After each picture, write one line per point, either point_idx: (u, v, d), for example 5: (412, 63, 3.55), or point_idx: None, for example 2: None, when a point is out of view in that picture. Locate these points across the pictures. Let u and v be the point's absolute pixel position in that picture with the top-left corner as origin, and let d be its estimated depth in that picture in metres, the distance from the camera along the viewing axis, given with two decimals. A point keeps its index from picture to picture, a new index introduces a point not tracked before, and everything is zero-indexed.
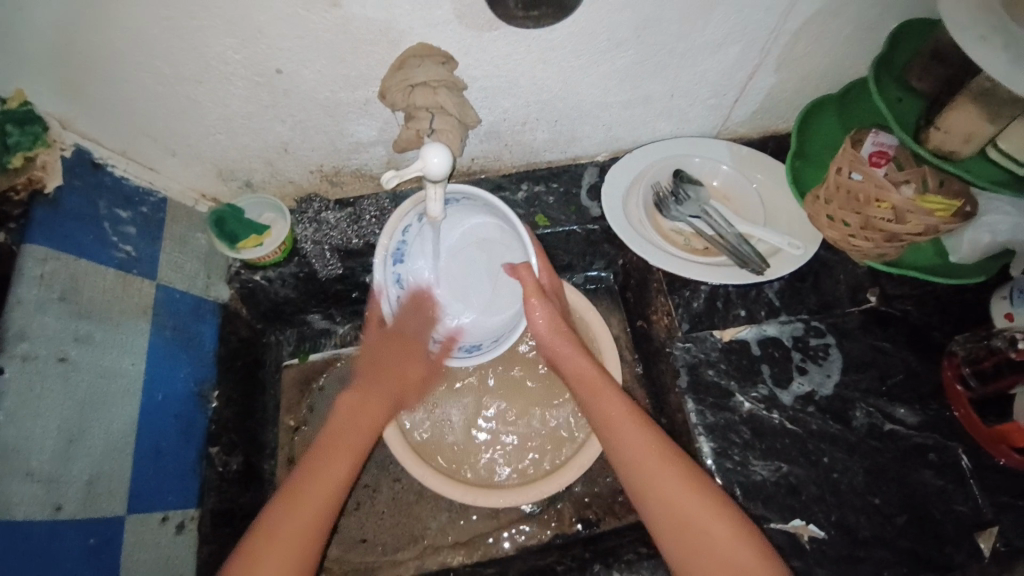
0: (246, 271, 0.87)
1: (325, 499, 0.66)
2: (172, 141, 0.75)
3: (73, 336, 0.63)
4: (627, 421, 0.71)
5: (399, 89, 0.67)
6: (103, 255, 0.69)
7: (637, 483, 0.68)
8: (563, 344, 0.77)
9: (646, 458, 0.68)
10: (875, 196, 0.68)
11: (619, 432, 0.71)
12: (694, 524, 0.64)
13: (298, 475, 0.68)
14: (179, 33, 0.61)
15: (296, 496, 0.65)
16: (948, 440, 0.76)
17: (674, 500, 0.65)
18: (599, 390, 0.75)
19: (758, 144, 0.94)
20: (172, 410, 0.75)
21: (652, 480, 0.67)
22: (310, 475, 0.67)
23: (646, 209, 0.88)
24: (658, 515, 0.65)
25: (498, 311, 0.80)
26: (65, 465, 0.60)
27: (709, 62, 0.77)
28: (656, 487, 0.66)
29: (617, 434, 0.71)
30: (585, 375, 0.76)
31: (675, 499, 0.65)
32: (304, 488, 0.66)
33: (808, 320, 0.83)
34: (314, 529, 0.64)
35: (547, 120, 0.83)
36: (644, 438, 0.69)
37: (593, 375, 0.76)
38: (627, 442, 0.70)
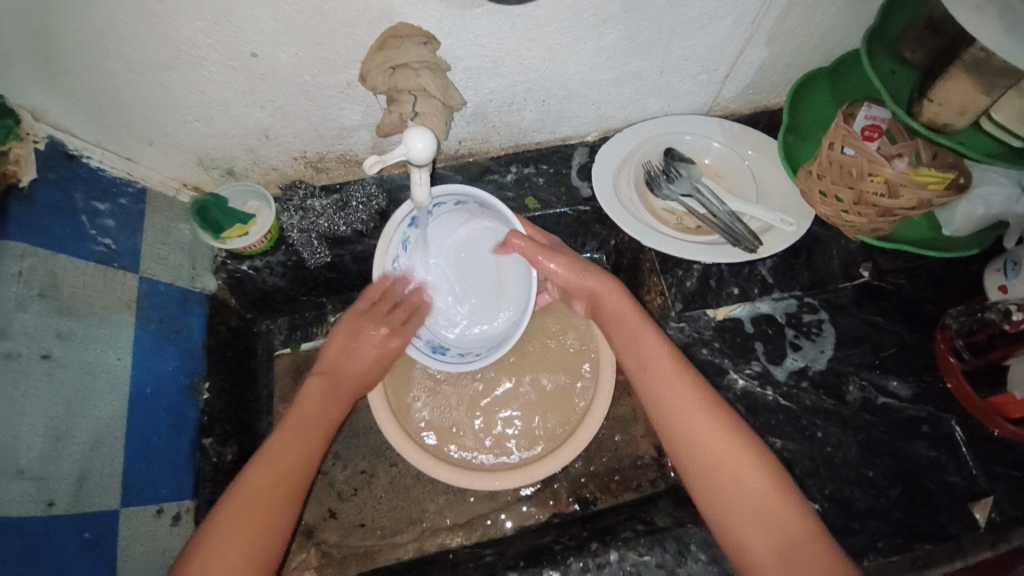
0: (233, 261, 0.86)
1: (288, 469, 0.64)
2: (148, 130, 0.73)
3: (55, 334, 0.62)
4: (667, 367, 0.67)
5: (381, 71, 0.66)
6: (82, 249, 0.67)
7: (678, 432, 0.64)
8: (601, 289, 0.74)
9: (685, 407, 0.64)
10: (868, 170, 0.67)
11: (655, 377, 0.67)
12: (734, 479, 0.61)
13: (263, 453, 0.65)
14: (146, 18, 0.59)
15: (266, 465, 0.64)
16: (941, 411, 0.77)
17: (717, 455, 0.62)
18: (639, 330, 0.71)
19: (751, 119, 0.93)
20: (164, 404, 0.74)
21: (695, 430, 0.63)
22: (278, 444, 0.65)
23: (637, 188, 0.87)
24: (692, 464, 0.63)
25: (503, 308, 0.80)
26: (54, 462, 0.59)
27: (699, 36, 0.75)
28: (699, 441, 0.63)
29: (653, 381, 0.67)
30: (624, 315, 0.73)
31: (720, 454, 0.62)
32: (280, 459, 0.65)
33: (801, 296, 0.82)
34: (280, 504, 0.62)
35: (535, 100, 0.81)
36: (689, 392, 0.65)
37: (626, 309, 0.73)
38: (672, 395, 0.66)
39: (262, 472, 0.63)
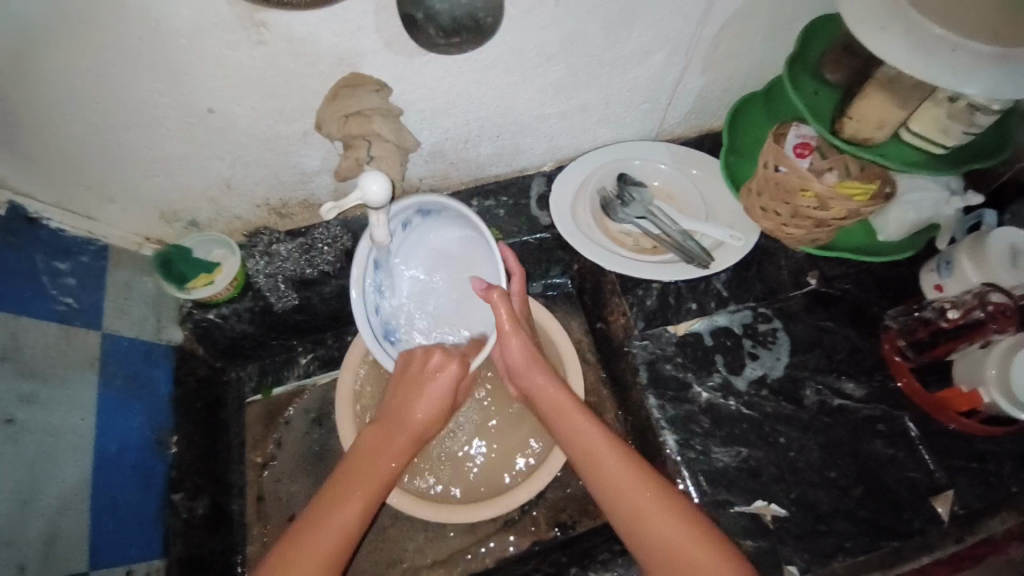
0: (199, 310, 0.86)
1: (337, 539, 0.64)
2: (108, 188, 0.74)
3: (18, 397, 0.61)
4: (595, 431, 0.71)
5: (334, 119, 0.69)
6: (43, 309, 0.67)
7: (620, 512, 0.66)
8: (531, 371, 0.75)
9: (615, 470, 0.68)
10: (800, 186, 0.72)
11: (577, 440, 0.71)
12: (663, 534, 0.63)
13: (295, 534, 0.64)
14: (103, 82, 0.61)
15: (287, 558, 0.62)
16: (894, 410, 0.80)
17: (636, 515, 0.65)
18: (567, 416, 0.73)
19: (696, 142, 0.98)
20: (130, 461, 0.73)
21: (622, 490, 0.67)
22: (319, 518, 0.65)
23: (593, 213, 0.91)
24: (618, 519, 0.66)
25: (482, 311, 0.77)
26: (20, 526, 0.58)
27: (637, 70, 0.80)
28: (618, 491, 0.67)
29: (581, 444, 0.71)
30: (559, 400, 0.74)
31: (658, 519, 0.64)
32: (320, 531, 0.64)
33: (755, 307, 0.86)
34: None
35: (489, 136, 0.85)
36: (614, 455, 0.69)
37: (554, 393, 0.75)
38: (597, 456, 0.70)
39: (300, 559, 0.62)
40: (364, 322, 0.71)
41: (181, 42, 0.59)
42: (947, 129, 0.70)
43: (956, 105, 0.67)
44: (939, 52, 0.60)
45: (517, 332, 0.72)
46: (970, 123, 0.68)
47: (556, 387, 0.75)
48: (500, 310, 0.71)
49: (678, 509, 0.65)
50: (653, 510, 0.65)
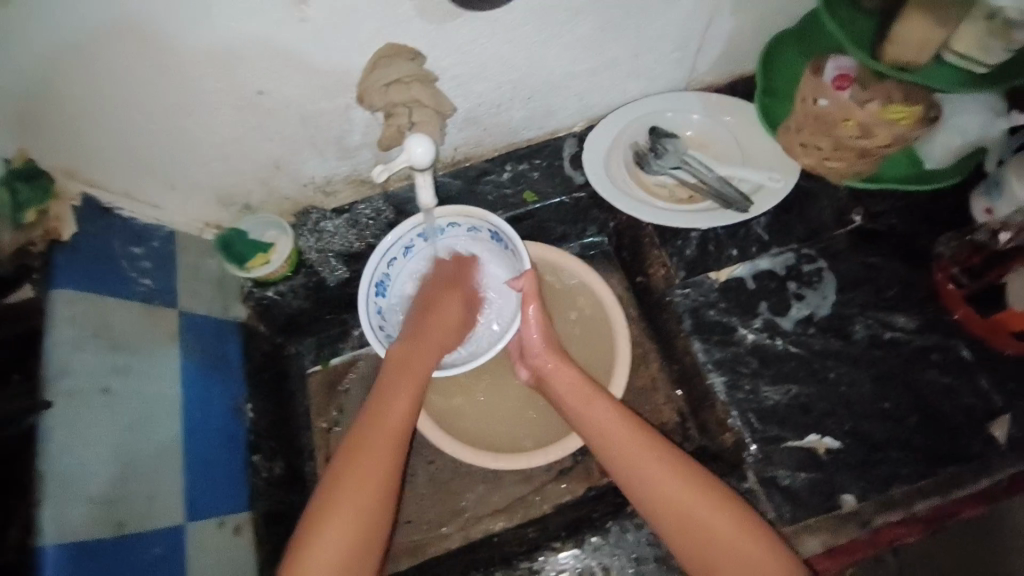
0: (259, 289, 0.92)
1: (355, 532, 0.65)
2: (170, 176, 0.79)
3: (112, 369, 0.67)
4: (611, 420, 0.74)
5: (376, 91, 0.70)
6: (127, 289, 0.73)
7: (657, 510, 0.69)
8: (556, 363, 0.80)
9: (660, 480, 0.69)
10: (842, 116, 0.71)
11: (585, 411, 0.76)
12: (676, 501, 0.68)
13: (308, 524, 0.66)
14: (160, 73, 0.66)
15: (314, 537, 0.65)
16: (947, 339, 0.79)
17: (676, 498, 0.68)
18: (595, 405, 0.76)
19: (728, 89, 0.97)
20: (213, 426, 0.79)
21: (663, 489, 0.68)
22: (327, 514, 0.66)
23: (628, 168, 0.92)
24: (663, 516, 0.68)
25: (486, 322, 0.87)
26: (122, 485, 0.64)
27: (663, 18, 0.80)
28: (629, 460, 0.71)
29: (592, 413, 0.75)
30: (582, 386, 0.78)
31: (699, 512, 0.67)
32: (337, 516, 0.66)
33: (798, 248, 0.86)
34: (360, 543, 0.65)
35: (519, 99, 0.86)
36: (621, 425, 0.73)
37: (574, 375, 0.79)
38: (606, 425, 0.74)
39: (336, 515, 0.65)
40: (364, 301, 0.82)
41: (228, 27, 0.63)
42: (988, 48, 0.68)
43: (994, 23, 0.66)
44: None
45: (538, 316, 0.81)
46: (1011, 40, 0.66)
47: (576, 376, 0.78)
48: (526, 290, 0.79)
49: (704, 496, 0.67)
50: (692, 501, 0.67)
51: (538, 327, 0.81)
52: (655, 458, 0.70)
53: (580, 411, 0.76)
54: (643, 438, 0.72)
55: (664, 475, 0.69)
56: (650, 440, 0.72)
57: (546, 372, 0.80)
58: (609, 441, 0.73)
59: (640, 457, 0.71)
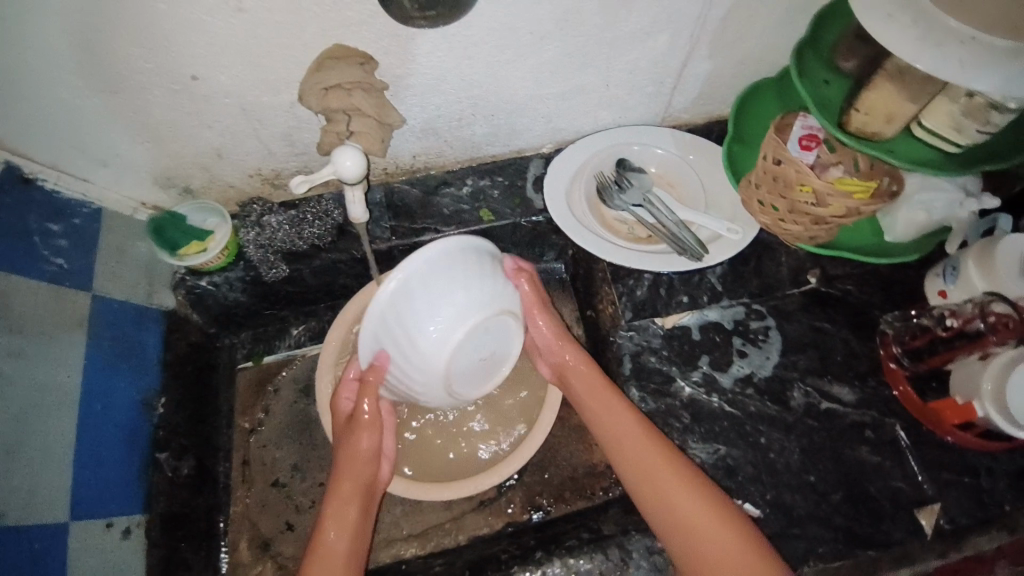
0: (192, 277, 0.87)
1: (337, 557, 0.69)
2: (101, 151, 0.75)
3: (5, 353, 0.63)
4: (625, 421, 0.73)
5: (314, 93, 0.67)
6: (32, 268, 0.69)
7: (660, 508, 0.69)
8: (576, 357, 0.78)
9: (655, 470, 0.70)
10: (797, 180, 0.68)
11: (600, 417, 0.75)
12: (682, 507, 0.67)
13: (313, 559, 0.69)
14: (88, 46, 0.62)
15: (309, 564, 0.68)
16: (883, 416, 0.78)
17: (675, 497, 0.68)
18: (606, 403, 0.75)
19: (703, 129, 0.94)
20: (116, 419, 0.75)
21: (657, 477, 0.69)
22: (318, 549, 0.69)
23: (588, 199, 0.89)
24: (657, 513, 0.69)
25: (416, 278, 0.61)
26: (3, 477, 0.60)
27: (639, 51, 0.77)
28: (635, 461, 0.71)
29: (608, 413, 0.75)
30: (595, 388, 0.76)
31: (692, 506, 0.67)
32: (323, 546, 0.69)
33: (749, 303, 0.84)
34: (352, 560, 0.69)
35: (484, 115, 0.83)
36: (632, 420, 0.73)
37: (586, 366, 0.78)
38: (615, 423, 0.74)
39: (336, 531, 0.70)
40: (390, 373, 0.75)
41: (162, 7, 0.59)
42: (963, 126, 0.66)
43: (971, 103, 0.64)
44: (950, 43, 0.57)
45: (548, 318, 0.78)
46: (986, 121, 0.64)
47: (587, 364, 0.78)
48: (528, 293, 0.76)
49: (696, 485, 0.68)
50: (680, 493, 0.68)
51: (555, 329, 0.78)
52: (667, 462, 0.70)
53: (592, 409, 0.77)
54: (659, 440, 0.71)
55: (672, 477, 0.69)
56: (662, 444, 0.71)
57: (569, 368, 0.78)
58: (624, 450, 0.72)
59: (650, 465, 0.70)
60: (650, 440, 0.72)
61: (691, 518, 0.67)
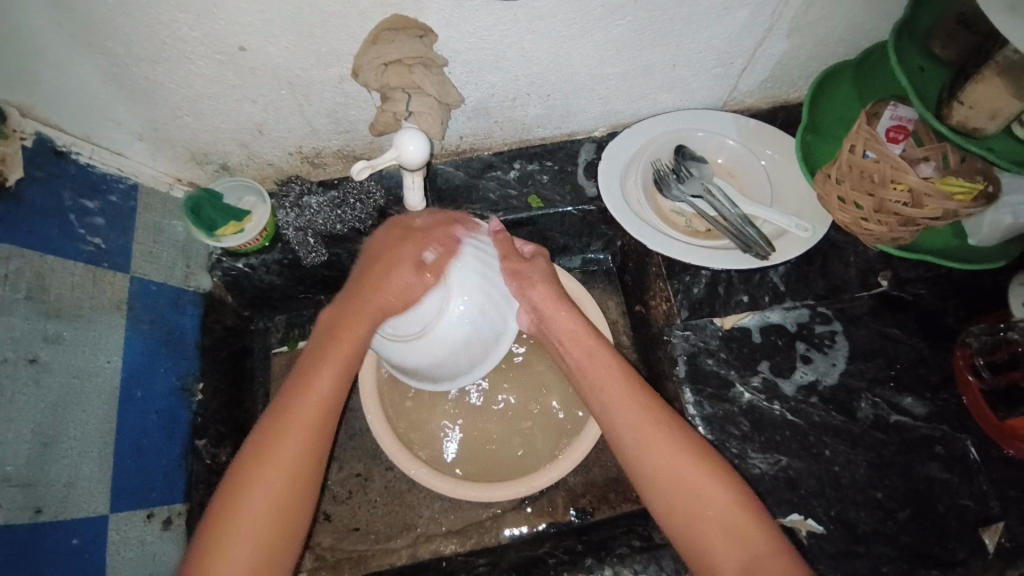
0: (229, 259, 0.84)
1: (284, 496, 0.57)
2: (138, 124, 0.71)
3: (43, 337, 0.60)
4: (616, 389, 0.65)
5: (372, 68, 0.63)
6: (70, 249, 0.65)
7: (659, 502, 0.61)
8: (577, 332, 0.69)
9: (671, 454, 0.61)
10: (890, 177, 0.63)
11: (603, 386, 0.66)
12: (678, 483, 0.60)
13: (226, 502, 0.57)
14: (129, 11, 0.57)
15: (223, 516, 0.56)
16: (956, 431, 0.74)
17: (681, 488, 0.60)
18: (605, 377, 0.66)
19: (768, 115, 0.88)
20: (154, 407, 0.72)
21: (675, 464, 0.60)
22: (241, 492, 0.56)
23: (645, 188, 0.83)
24: (659, 500, 0.61)
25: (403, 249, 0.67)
26: (43, 468, 0.58)
27: (714, 28, 0.71)
28: (645, 445, 0.62)
29: (600, 380, 0.66)
30: (595, 353, 0.68)
31: (702, 494, 0.59)
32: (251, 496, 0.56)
33: (814, 306, 0.79)
34: (294, 501, 0.58)
35: (539, 95, 0.78)
36: (623, 382, 0.66)
37: (574, 328, 0.69)
38: (616, 392, 0.65)
39: (274, 471, 0.57)
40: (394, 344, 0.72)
41: None
42: None
43: None
44: None
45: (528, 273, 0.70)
46: None
47: (572, 322, 0.69)
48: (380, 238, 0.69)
49: (709, 470, 0.60)
50: (696, 482, 0.60)
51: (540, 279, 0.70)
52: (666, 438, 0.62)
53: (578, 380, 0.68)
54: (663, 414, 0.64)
55: (671, 444, 0.61)
56: (664, 417, 0.63)
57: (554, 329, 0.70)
58: (632, 423, 0.63)
59: (646, 440, 0.62)
60: (647, 409, 0.64)
61: (706, 506, 0.59)
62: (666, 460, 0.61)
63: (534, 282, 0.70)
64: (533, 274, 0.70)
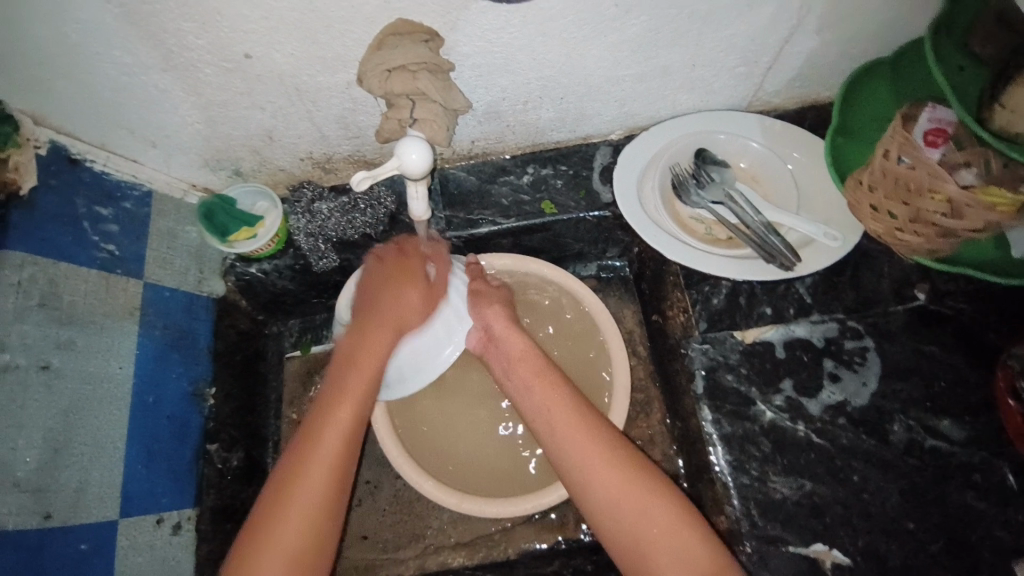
0: (241, 264, 0.84)
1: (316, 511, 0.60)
2: (151, 132, 0.71)
3: (55, 344, 0.61)
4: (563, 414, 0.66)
5: (376, 74, 0.60)
6: (84, 256, 0.66)
7: (605, 523, 0.61)
8: (526, 355, 0.72)
9: (606, 474, 0.62)
10: (927, 185, 0.59)
11: (543, 407, 0.67)
12: (629, 507, 0.60)
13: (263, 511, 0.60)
14: (134, 21, 0.57)
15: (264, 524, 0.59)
16: (995, 457, 0.68)
17: (621, 507, 0.60)
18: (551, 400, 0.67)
19: (797, 116, 0.83)
20: (166, 412, 0.73)
21: (608, 484, 0.61)
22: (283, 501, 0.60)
23: (663, 193, 0.80)
24: (603, 522, 0.61)
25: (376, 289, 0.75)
26: (52, 473, 0.59)
27: (736, 26, 0.67)
28: (579, 462, 0.63)
29: (549, 403, 0.67)
30: (531, 360, 0.71)
31: (634, 510, 0.60)
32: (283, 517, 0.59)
33: (844, 320, 0.75)
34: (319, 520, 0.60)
35: (551, 98, 0.75)
36: (572, 409, 0.66)
37: (522, 350, 0.72)
38: (560, 419, 0.66)
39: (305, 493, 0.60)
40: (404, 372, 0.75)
41: None
42: None
43: None
44: None
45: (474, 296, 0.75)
46: None
47: (525, 347, 0.72)
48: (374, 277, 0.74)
49: (646, 485, 0.61)
50: (629, 496, 0.61)
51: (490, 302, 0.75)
52: (611, 457, 0.63)
53: (524, 396, 0.69)
54: (607, 440, 0.64)
55: (610, 474, 0.62)
56: (609, 440, 0.64)
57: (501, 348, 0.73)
58: (567, 447, 0.64)
59: (598, 466, 0.62)
60: (591, 425, 0.65)
61: (637, 524, 0.59)
62: (604, 485, 0.61)
63: (492, 301, 0.75)
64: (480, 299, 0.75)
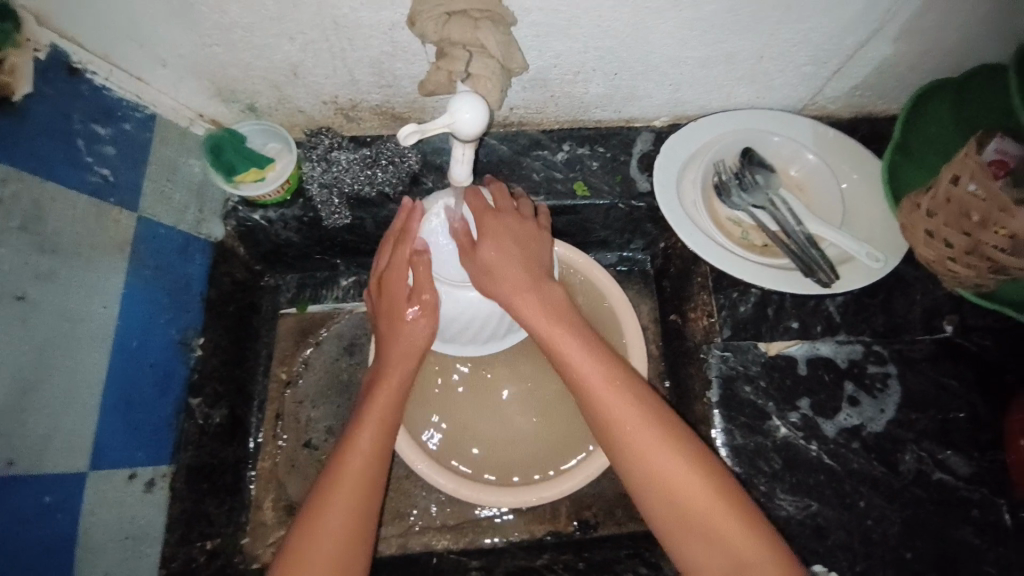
0: (245, 209, 0.78)
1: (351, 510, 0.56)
2: (163, 49, 0.64)
3: (34, 274, 0.55)
4: (591, 359, 0.59)
5: (431, 18, 0.54)
6: (74, 177, 0.59)
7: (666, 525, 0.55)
8: (550, 315, 0.61)
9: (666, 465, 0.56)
10: (993, 218, 0.56)
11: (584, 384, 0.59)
12: (689, 507, 0.55)
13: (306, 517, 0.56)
14: None
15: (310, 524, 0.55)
16: (995, 496, 0.68)
17: (688, 507, 0.55)
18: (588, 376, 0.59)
19: (848, 126, 0.80)
20: (149, 359, 0.67)
21: (670, 479, 0.55)
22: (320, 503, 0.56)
23: (703, 189, 0.75)
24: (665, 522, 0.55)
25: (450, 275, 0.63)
26: (19, 418, 0.53)
27: (816, 21, 0.63)
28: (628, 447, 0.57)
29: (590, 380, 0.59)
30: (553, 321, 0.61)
31: (705, 511, 0.54)
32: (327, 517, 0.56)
33: (869, 344, 0.73)
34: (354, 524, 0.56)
35: (605, 72, 0.70)
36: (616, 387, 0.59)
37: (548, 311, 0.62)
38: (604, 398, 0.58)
39: (353, 464, 0.59)
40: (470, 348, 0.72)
41: None
42: None
43: None
44: None
45: (494, 232, 0.61)
46: None
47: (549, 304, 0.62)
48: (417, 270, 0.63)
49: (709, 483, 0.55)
50: (691, 496, 0.55)
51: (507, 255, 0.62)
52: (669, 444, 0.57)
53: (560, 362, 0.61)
54: (659, 418, 0.58)
55: (668, 463, 0.56)
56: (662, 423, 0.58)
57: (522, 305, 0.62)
58: (617, 431, 0.58)
59: (656, 446, 0.56)
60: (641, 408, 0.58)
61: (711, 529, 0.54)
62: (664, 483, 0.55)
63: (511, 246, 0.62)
64: (502, 236, 0.61)
